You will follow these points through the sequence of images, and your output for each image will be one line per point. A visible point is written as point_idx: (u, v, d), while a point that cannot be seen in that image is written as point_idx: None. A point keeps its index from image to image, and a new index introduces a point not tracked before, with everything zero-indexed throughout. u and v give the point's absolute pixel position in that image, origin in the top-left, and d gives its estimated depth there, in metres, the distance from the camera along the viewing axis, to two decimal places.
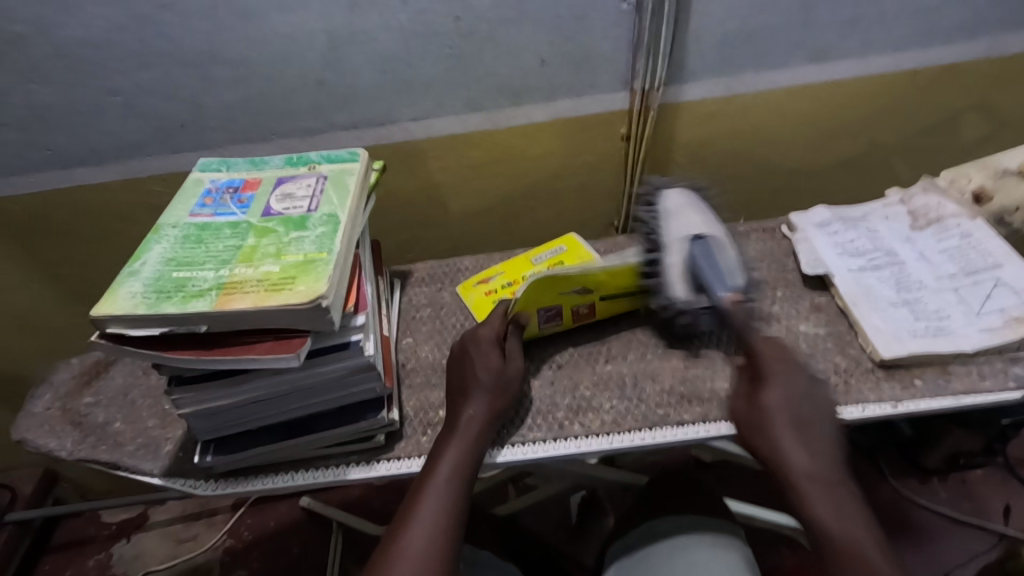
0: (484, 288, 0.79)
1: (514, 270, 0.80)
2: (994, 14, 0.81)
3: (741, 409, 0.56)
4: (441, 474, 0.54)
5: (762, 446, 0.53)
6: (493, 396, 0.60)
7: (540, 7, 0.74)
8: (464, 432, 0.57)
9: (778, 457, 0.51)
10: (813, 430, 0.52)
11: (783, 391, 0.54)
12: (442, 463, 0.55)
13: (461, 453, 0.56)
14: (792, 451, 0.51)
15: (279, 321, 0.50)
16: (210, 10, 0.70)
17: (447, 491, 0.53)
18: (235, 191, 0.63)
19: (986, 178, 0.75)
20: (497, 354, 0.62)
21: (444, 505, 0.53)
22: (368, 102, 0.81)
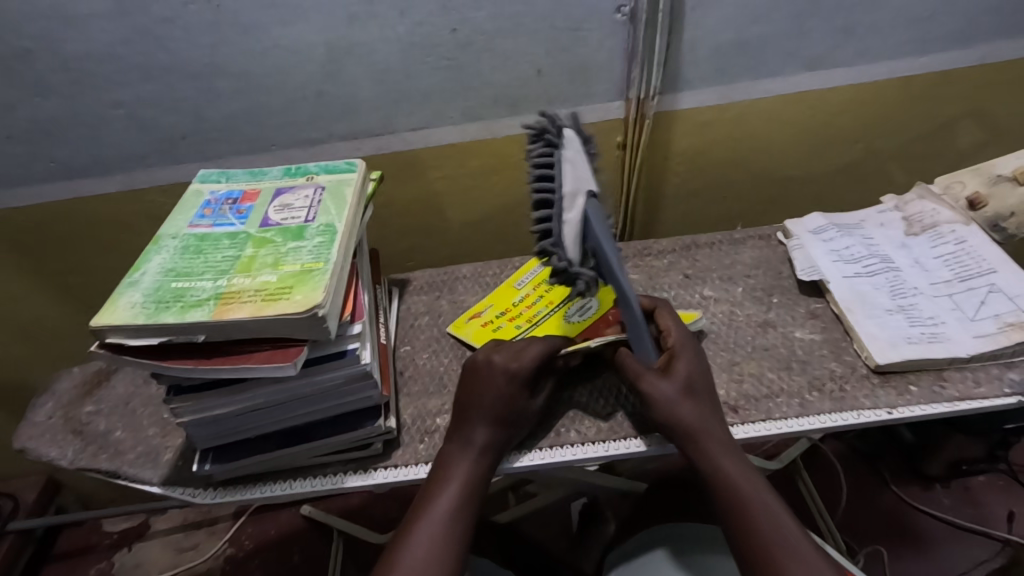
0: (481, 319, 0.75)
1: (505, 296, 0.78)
2: (987, 21, 0.82)
3: (656, 395, 0.56)
4: (448, 495, 0.55)
5: (674, 421, 0.55)
6: (506, 424, 0.59)
7: (535, 18, 0.75)
8: (473, 454, 0.57)
9: (686, 434, 0.55)
10: (706, 397, 0.57)
11: (689, 361, 0.58)
12: (450, 483, 0.55)
13: (465, 482, 0.56)
14: (699, 428, 0.55)
15: (275, 331, 0.51)
16: (211, 24, 0.71)
17: (453, 513, 0.54)
18: (234, 202, 0.64)
19: (980, 183, 0.75)
20: (523, 393, 0.60)
21: (451, 526, 0.53)
22: (367, 113, 0.82)
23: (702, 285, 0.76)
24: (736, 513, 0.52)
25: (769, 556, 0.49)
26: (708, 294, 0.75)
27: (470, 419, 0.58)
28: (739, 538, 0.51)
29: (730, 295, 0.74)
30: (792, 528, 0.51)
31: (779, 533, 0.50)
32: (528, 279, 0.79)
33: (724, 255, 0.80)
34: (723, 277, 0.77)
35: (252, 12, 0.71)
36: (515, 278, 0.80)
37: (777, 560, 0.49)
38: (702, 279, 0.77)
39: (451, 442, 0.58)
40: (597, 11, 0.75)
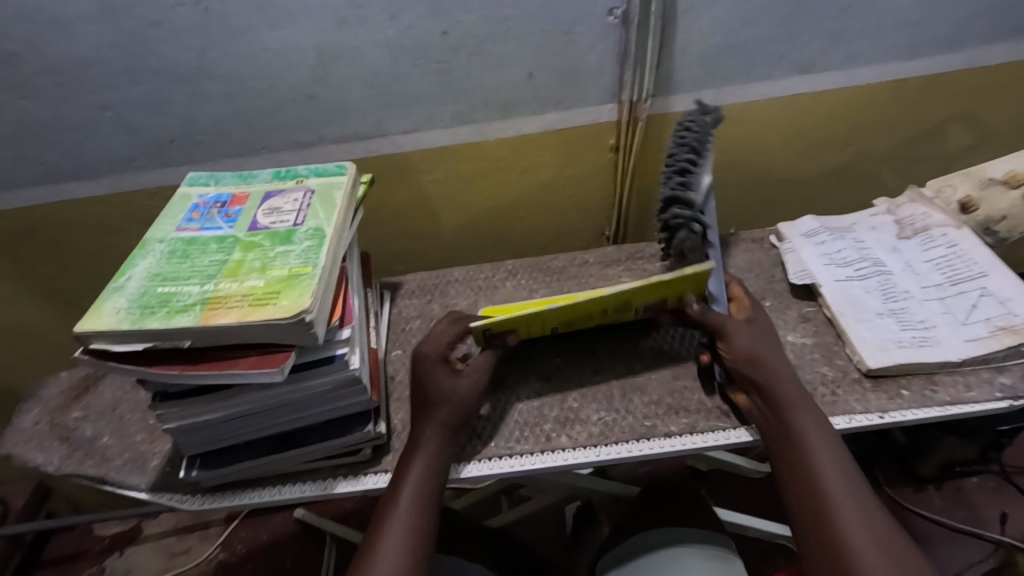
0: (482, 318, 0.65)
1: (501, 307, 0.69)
2: (978, 25, 0.82)
3: (738, 344, 0.60)
4: (406, 497, 0.54)
5: (751, 365, 0.58)
6: (448, 414, 0.59)
7: (527, 20, 0.75)
8: (425, 453, 0.57)
9: (762, 378, 0.58)
10: (780, 356, 0.61)
11: (763, 322, 0.63)
12: (406, 485, 0.55)
13: (422, 470, 0.56)
14: (775, 374, 0.58)
15: (262, 337, 0.50)
16: (200, 26, 0.71)
17: (413, 515, 0.53)
18: (222, 205, 0.63)
19: (972, 187, 0.75)
20: (448, 370, 0.61)
21: (414, 527, 0.53)
22: (358, 116, 0.81)
23: None
24: (801, 453, 0.53)
25: (826, 493, 0.50)
26: None
27: (414, 417, 0.59)
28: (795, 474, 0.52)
29: None
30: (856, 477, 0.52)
31: (839, 476, 0.52)
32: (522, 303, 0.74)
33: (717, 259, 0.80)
34: None
35: (241, 15, 0.70)
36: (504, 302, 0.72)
37: (833, 491, 0.50)
38: None
39: (404, 446, 0.58)
40: (589, 14, 0.75)
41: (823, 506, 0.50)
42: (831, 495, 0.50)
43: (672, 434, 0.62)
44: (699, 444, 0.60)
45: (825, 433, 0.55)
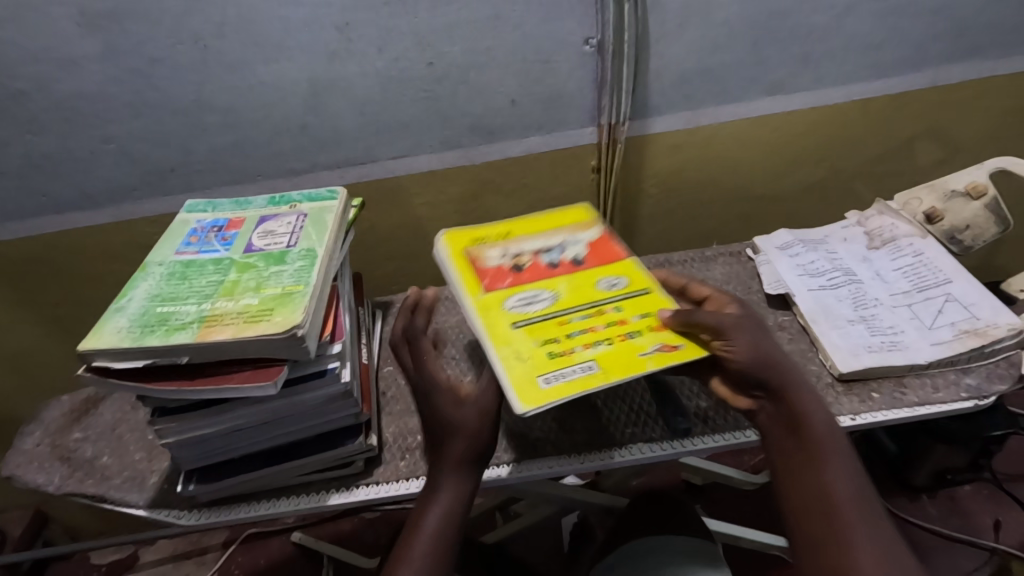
0: (642, 367, 0.54)
1: (545, 335, 0.59)
2: (935, 46, 0.87)
3: (778, 358, 0.55)
4: (432, 520, 0.55)
5: (769, 369, 0.54)
6: (471, 444, 0.57)
7: (508, 51, 0.79)
8: (450, 480, 0.56)
9: (787, 384, 0.54)
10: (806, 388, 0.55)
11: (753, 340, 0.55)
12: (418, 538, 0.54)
13: (449, 498, 0.56)
14: (797, 383, 0.55)
15: (256, 352, 0.53)
16: (198, 62, 0.75)
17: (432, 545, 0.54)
18: (219, 229, 0.66)
19: (936, 199, 0.79)
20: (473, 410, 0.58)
21: (431, 568, 0.53)
22: (350, 144, 0.85)
23: None
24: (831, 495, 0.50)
25: (838, 514, 0.48)
26: None
27: (441, 439, 0.58)
28: (802, 494, 0.50)
29: None
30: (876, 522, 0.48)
31: (855, 498, 0.49)
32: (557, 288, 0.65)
33: (696, 272, 0.83)
34: None
35: (237, 51, 0.75)
36: (525, 367, 0.55)
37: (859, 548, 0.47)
38: None
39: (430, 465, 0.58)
40: (566, 43, 0.80)
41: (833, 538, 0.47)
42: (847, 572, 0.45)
43: (654, 439, 0.64)
44: (678, 448, 0.62)
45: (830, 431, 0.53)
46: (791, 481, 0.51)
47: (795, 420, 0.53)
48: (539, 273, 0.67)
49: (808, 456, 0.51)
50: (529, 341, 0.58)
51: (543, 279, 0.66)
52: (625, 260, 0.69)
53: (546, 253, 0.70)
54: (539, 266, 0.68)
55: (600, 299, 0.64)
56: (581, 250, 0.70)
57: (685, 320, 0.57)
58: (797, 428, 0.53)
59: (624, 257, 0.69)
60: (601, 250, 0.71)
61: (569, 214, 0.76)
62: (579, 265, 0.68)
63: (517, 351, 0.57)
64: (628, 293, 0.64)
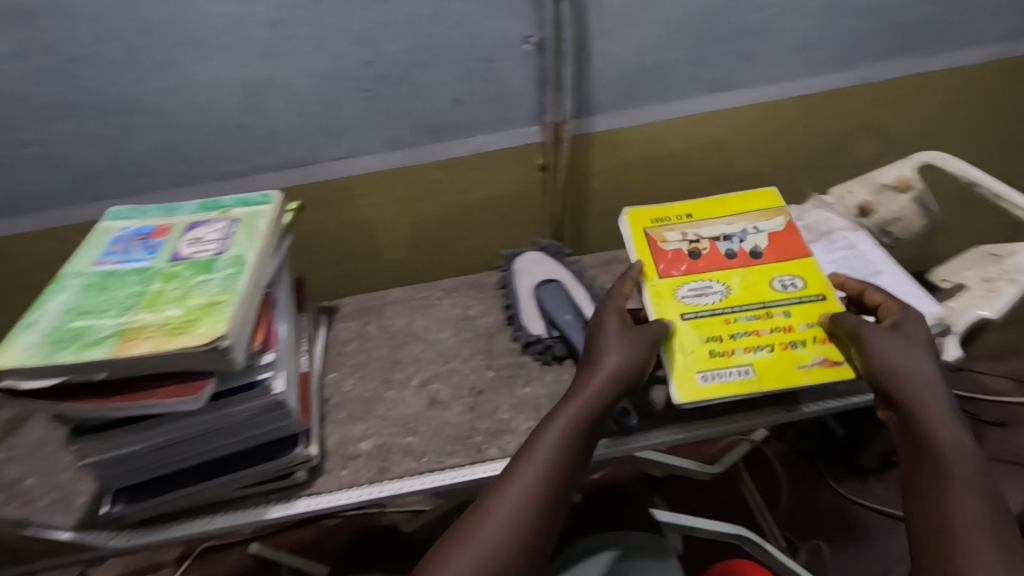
0: (798, 380, 0.61)
1: (711, 330, 0.65)
2: (867, 44, 0.90)
3: (899, 369, 0.55)
4: (534, 463, 0.52)
5: (894, 380, 0.54)
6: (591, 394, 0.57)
7: (448, 50, 0.78)
8: (560, 417, 0.55)
9: (913, 395, 0.53)
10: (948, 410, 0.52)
11: (921, 333, 0.58)
12: (540, 446, 0.53)
13: (553, 441, 0.54)
14: (926, 398, 0.53)
15: (179, 366, 0.51)
16: (122, 62, 0.72)
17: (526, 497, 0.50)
18: (144, 237, 0.63)
19: (868, 193, 0.82)
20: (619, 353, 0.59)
21: (510, 530, 0.48)
22: (289, 146, 0.83)
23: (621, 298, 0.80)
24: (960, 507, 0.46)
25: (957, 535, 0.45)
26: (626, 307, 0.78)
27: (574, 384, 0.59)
28: (925, 508, 0.47)
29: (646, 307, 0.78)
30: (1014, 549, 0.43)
31: (986, 517, 0.45)
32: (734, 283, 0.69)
33: None
34: None
35: (163, 50, 0.72)
36: (687, 359, 0.63)
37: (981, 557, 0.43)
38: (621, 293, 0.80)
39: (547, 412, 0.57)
40: (507, 41, 0.79)
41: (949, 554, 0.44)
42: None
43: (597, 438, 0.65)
44: (786, 415, 0.65)
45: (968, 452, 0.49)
46: (915, 496, 0.49)
47: (920, 433, 0.51)
48: (716, 261, 0.72)
49: (934, 472, 0.48)
50: (696, 334, 0.65)
51: (716, 270, 0.71)
52: (806, 258, 0.71)
53: (726, 241, 0.74)
54: (715, 253, 0.72)
55: (771, 299, 0.68)
56: (761, 242, 0.73)
57: (836, 325, 0.62)
58: (920, 441, 0.51)
59: (807, 257, 0.72)
60: (786, 242, 0.73)
61: (758, 198, 0.78)
62: (755, 258, 0.72)
63: (681, 343, 0.64)
64: (807, 291, 0.68)
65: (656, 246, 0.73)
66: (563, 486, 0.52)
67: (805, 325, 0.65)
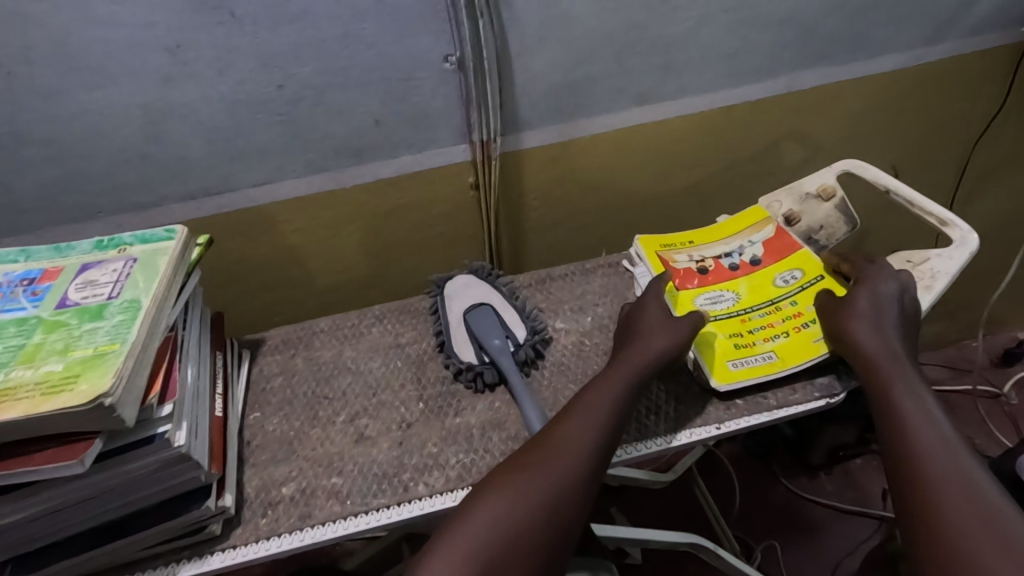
0: (819, 353, 0.66)
1: (732, 329, 0.71)
2: (786, 55, 0.91)
3: (864, 343, 0.62)
4: (566, 431, 0.58)
5: (859, 346, 0.63)
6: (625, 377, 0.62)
7: (364, 71, 0.76)
8: (596, 393, 0.61)
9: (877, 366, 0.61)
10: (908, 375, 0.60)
11: (872, 295, 0.66)
12: (572, 413, 0.59)
13: (584, 415, 0.59)
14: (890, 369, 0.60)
15: (58, 428, 0.47)
16: (4, 92, 0.67)
17: (555, 460, 0.56)
18: (30, 282, 0.59)
19: (793, 202, 0.83)
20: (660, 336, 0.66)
21: (540, 488, 0.54)
22: (201, 173, 0.79)
23: (555, 317, 0.78)
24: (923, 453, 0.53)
25: (925, 478, 0.52)
26: (560, 326, 0.77)
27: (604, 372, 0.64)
28: (896, 444, 0.55)
29: (580, 325, 0.77)
30: (975, 486, 0.50)
31: (943, 451, 0.53)
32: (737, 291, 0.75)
33: (577, 286, 0.83)
34: (574, 308, 0.80)
35: (48, 79, 0.67)
36: (716, 350, 0.68)
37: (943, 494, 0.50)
38: (555, 312, 0.79)
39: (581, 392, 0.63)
40: (425, 61, 0.77)
41: (920, 479, 0.52)
42: (935, 503, 0.50)
43: None
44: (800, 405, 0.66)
45: (926, 412, 0.57)
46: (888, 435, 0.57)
47: (886, 385, 0.59)
48: (720, 275, 0.78)
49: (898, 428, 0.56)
50: (719, 334, 0.70)
51: (725, 280, 0.77)
52: (800, 251, 0.78)
53: (727, 256, 0.80)
54: (716, 267, 0.79)
55: (778, 295, 0.74)
56: (759, 250, 0.79)
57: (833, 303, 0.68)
58: (888, 390, 0.59)
59: (800, 250, 0.78)
60: (777, 245, 0.80)
61: (746, 215, 0.84)
62: (757, 265, 0.78)
63: (706, 339, 0.69)
64: (808, 282, 0.74)
65: (670, 268, 0.79)
66: (598, 455, 0.57)
67: (813, 307, 0.71)
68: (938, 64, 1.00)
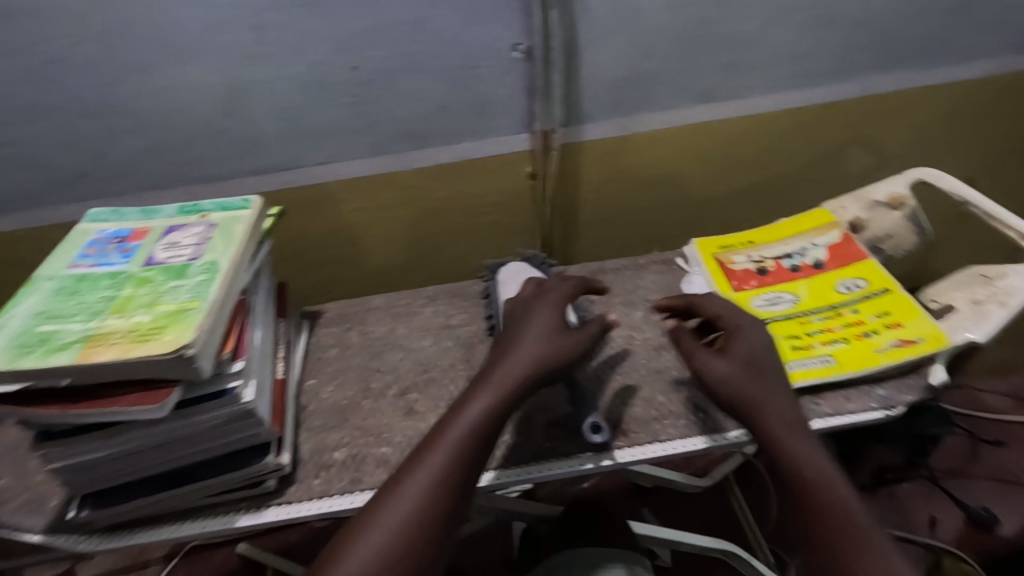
0: (878, 362, 0.64)
1: (789, 330, 0.70)
2: (861, 57, 0.88)
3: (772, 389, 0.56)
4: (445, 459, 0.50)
5: (732, 390, 0.56)
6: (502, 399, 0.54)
7: (434, 57, 0.78)
8: (471, 414, 0.53)
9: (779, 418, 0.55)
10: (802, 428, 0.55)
11: (761, 335, 0.61)
12: (457, 428, 0.52)
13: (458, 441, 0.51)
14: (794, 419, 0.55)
15: (144, 374, 0.50)
16: (103, 65, 0.72)
17: (433, 497, 0.48)
18: (121, 241, 0.63)
19: (860, 209, 0.81)
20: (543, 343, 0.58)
21: (414, 530, 0.47)
22: (273, 148, 0.82)
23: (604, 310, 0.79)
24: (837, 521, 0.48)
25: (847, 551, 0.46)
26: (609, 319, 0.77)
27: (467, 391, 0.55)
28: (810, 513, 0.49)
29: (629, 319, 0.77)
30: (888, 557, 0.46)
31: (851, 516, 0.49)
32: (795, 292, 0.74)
33: (628, 281, 0.83)
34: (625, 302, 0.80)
35: (142, 52, 0.71)
36: None
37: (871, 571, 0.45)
38: (604, 304, 0.79)
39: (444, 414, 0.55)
40: (494, 49, 0.78)
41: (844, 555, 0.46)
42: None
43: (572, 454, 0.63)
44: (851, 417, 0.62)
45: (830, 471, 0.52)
46: (788, 488, 0.51)
47: (784, 440, 0.53)
48: (780, 276, 0.77)
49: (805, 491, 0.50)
50: (774, 334, 0.70)
51: (785, 282, 0.76)
52: (864, 260, 0.76)
53: (788, 258, 0.79)
54: (777, 268, 0.78)
55: (840, 301, 0.72)
56: (822, 255, 0.78)
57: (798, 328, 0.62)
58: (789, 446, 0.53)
59: (865, 259, 0.76)
60: (841, 252, 0.78)
61: (811, 218, 0.83)
62: (820, 269, 0.76)
63: None
64: (871, 291, 0.72)
65: (728, 269, 0.79)
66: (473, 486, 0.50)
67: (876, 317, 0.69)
68: (1022, 74, 0.95)
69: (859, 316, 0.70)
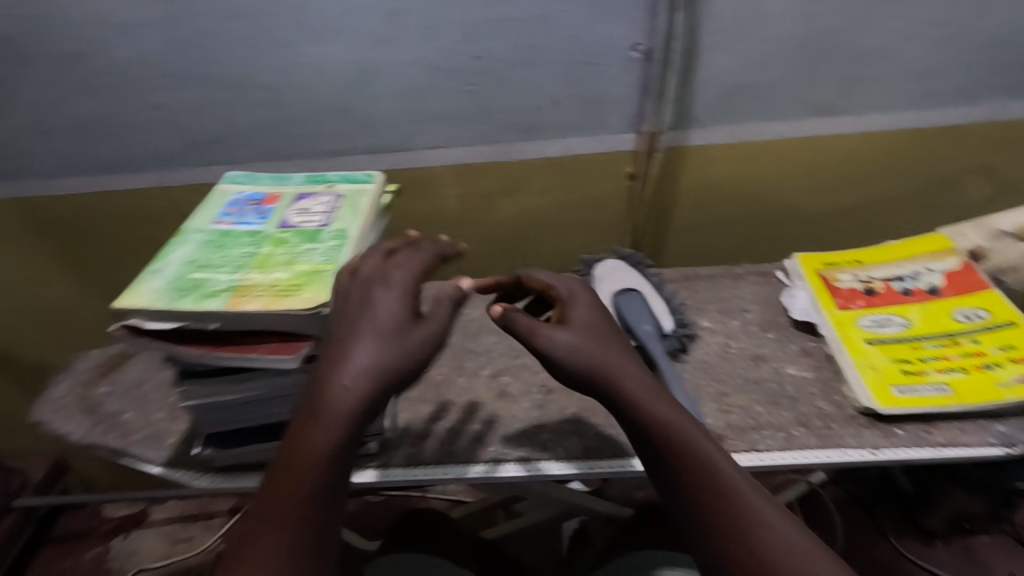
0: (1000, 397, 0.61)
1: (899, 354, 0.68)
2: (995, 80, 0.84)
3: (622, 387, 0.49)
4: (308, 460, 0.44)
5: (582, 365, 0.50)
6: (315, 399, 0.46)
7: (554, 52, 0.79)
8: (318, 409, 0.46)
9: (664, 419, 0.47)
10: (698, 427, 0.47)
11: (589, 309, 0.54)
12: (313, 424, 0.45)
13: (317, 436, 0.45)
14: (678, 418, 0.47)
15: (283, 326, 0.54)
16: (249, 39, 0.77)
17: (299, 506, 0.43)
18: (257, 203, 0.68)
19: (982, 237, 0.77)
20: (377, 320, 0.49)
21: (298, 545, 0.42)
22: (388, 129, 0.86)
23: (699, 315, 0.78)
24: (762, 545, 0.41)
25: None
26: (705, 325, 0.77)
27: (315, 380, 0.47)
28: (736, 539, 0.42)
29: (726, 327, 0.76)
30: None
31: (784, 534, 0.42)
32: (905, 316, 0.72)
33: (724, 289, 0.82)
34: (721, 309, 0.79)
35: (284, 30, 0.76)
36: (877, 374, 0.66)
37: None
38: (699, 310, 0.79)
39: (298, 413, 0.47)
40: (614, 47, 0.79)
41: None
42: None
43: None
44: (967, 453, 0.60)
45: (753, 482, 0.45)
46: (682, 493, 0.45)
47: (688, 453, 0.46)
48: (890, 298, 0.74)
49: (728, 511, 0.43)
50: (883, 357, 0.68)
51: (895, 304, 0.73)
52: (986, 291, 0.72)
53: (899, 280, 0.76)
54: (886, 290, 0.75)
55: (957, 329, 0.69)
56: (938, 280, 0.74)
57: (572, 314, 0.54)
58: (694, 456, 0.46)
59: (987, 290, 0.72)
60: (960, 279, 0.74)
61: (925, 241, 0.80)
62: (935, 295, 0.73)
63: (869, 361, 0.67)
64: (991, 322, 0.69)
65: (834, 287, 0.77)
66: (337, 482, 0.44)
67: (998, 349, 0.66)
68: None
69: (976, 346, 0.67)
